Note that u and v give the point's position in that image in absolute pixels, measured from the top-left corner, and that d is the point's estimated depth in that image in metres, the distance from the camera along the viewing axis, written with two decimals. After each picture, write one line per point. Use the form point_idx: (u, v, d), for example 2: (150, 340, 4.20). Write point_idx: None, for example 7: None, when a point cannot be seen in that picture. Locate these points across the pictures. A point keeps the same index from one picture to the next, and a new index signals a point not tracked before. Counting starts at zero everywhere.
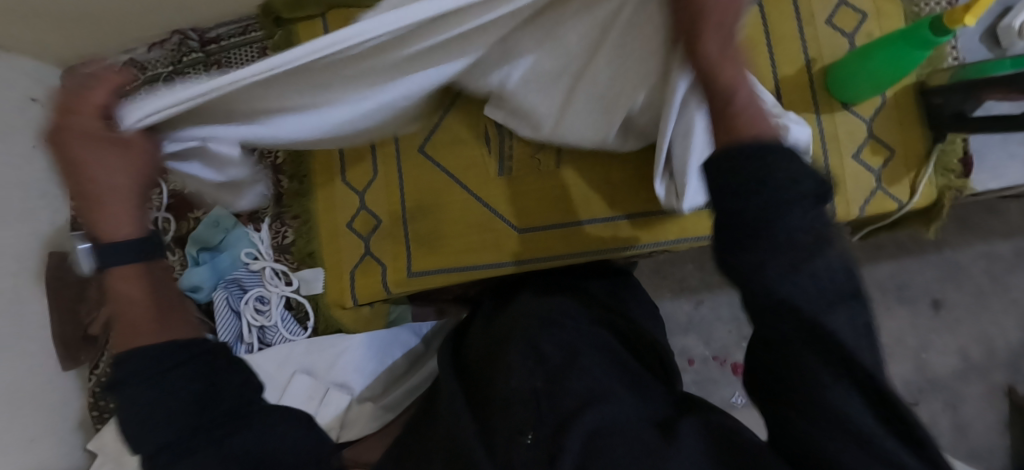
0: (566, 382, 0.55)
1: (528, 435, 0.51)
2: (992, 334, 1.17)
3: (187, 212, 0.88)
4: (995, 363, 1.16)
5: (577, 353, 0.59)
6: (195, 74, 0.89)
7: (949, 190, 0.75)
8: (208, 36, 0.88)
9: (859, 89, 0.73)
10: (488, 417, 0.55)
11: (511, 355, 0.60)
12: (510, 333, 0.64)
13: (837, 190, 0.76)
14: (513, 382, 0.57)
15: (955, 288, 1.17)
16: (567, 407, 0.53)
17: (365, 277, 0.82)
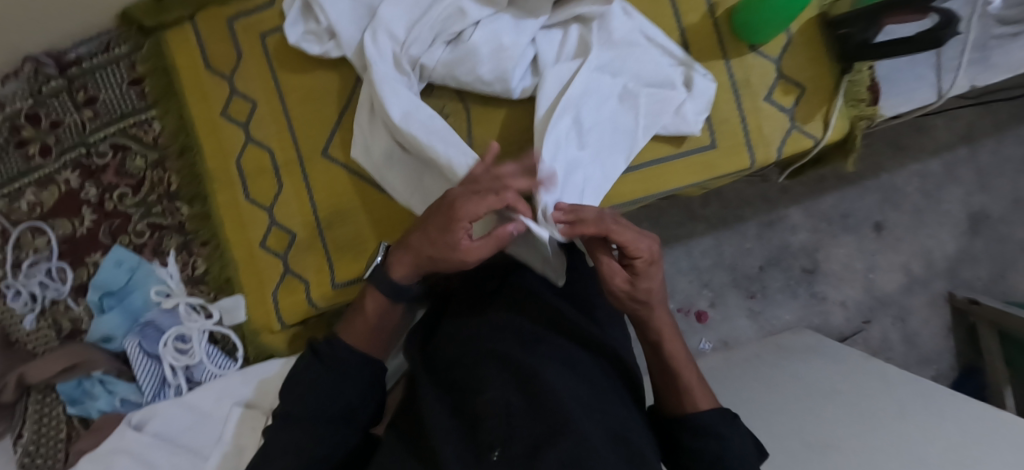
0: (551, 395, 0.52)
1: (495, 451, 0.49)
2: (930, 246, 1.32)
3: (85, 256, 0.81)
4: (934, 274, 1.31)
5: (560, 370, 0.57)
6: (60, 103, 0.80)
7: (861, 119, 0.75)
8: (67, 58, 0.79)
9: (767, 30, 0.71)
10: (464, 438, 0.52)
11: (487, 373, 0.56)
12: (485, 347, 0.60)
13: (754, 134, 0.75)
14: (487, 400, 0.53)
15: (893, 209, 1.31)
16: (545, 423, 0.50)
17: (289, 295, 0.78)
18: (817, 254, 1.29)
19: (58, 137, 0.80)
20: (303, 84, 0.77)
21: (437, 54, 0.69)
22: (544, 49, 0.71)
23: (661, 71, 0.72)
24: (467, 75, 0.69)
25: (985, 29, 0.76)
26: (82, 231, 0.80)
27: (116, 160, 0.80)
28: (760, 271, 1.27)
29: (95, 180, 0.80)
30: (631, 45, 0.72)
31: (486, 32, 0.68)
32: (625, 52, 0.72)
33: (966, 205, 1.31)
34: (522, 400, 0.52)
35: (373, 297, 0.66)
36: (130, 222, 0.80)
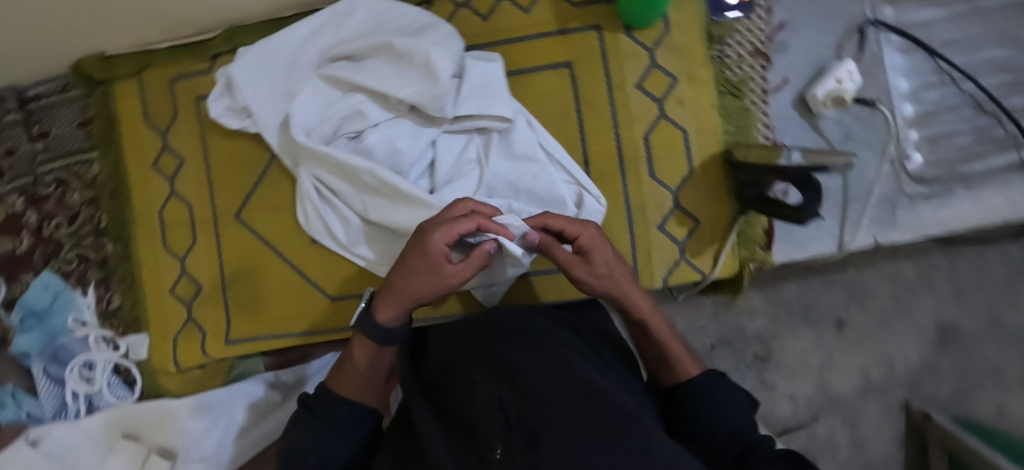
0: (537, 385, 0.49)
1: (498, 450, 0.45)
2: (893, 352, 1.28)
3: (20, 273, 0.87)
4: (893, 381, 1.28)
5: (546, 358, 0.54)
6: (16, 134, 0.87)
7: (750, 261, 0.75)
8: (27, 95, 0.86)
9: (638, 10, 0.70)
10: (459, 445, 0.49)
11: (477, 371, 0.53)
12: (474, 347, 0.57)
13: (642, 261, 0.75)
14: (479, 402, 0.50)
15: (858, 307, 1.27)
16: (535, 418, 0.46)
17: (187, 343, 0.83)
18: (771, 343, 1.27)
19: (10, 164, 0.87)
20: (228, 148, 0.82)
21: (339, 143, 0.73)
22: (444, 154, 0.74)
23: (554, 191, 0.73)
24: (359, 168, 0.70)
25: (898, 186, 0.74)
26: (20, 252, 0.87)
27: (57, 192, 0.86)
28: (709, 351, 1.26)
29: (37, 207, 0.87)
30: (530, 164, 0.74)
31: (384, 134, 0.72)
32: (521, 166, 0.74)
33: (937, 316, 1.28)
34: (513, 394, 0.49)
35: (360, 343, 0.63)
36: (62, 250, 0.86)
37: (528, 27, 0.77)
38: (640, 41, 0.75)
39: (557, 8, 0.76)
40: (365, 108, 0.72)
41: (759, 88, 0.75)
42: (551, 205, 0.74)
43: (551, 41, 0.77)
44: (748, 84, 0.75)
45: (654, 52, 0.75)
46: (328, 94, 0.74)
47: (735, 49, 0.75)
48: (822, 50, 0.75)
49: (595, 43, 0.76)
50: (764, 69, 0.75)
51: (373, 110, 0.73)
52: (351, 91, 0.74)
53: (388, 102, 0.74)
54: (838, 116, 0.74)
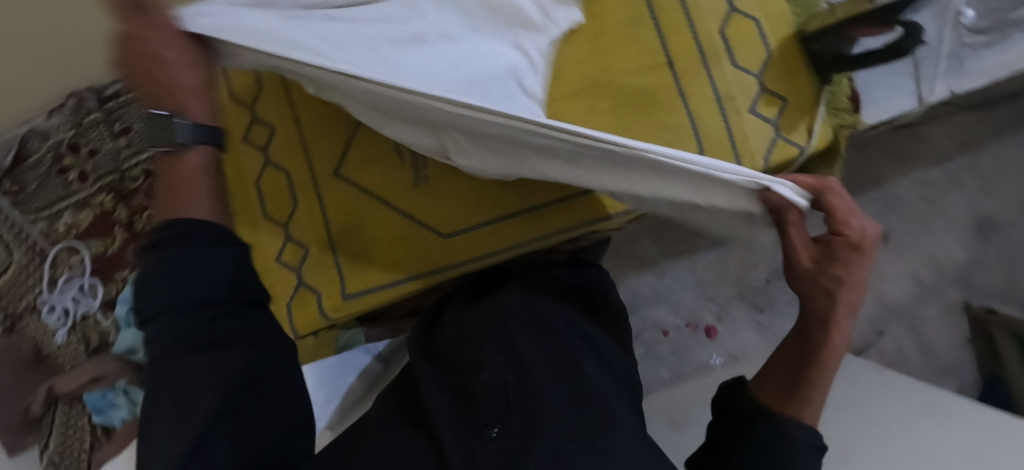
0: (535, 377, 0.58)
1: (494, 429, 0.54)
2: (939, 255, 1.23)
3: (114, 273, 0.87)
4: (945, 281, 1.22)
5: (550, 350, 0.63)
6: (98, 133, 0.87)
7: (842, 128, 0.79)
8: (106, 93, 0.86)
9: None
10: (463, 413, 0.58)
11: (485, 356, 0.62)
12: (486, 332, 0.66)
13: (741, 143, 0.79)
14: (484, 383, 0.59)
15: (898, 217, 1.24)
16: (531, 406, 0.55)
17: (303, 306, 0.83)
18: None
19: (95, 164, 0.87)
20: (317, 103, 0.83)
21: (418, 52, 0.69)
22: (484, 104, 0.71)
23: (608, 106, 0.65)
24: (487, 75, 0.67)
25: (958, 38, 0.79)
26: (113, 250, 0.86)
27: (145, 184, 0.87)
28: (766, 284, 1.16)
29: (126, 202, 0.87)
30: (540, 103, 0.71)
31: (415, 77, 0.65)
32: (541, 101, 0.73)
33: (972, 211, 1.23)
34: (516, 381, 0.58)
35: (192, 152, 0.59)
36: None
37: None
38: None
39: None
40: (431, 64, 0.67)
41: None
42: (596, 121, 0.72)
43: None
44: None
45: None
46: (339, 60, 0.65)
47: None
48: None
49: None
50: None
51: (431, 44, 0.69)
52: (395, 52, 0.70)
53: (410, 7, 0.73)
54: None
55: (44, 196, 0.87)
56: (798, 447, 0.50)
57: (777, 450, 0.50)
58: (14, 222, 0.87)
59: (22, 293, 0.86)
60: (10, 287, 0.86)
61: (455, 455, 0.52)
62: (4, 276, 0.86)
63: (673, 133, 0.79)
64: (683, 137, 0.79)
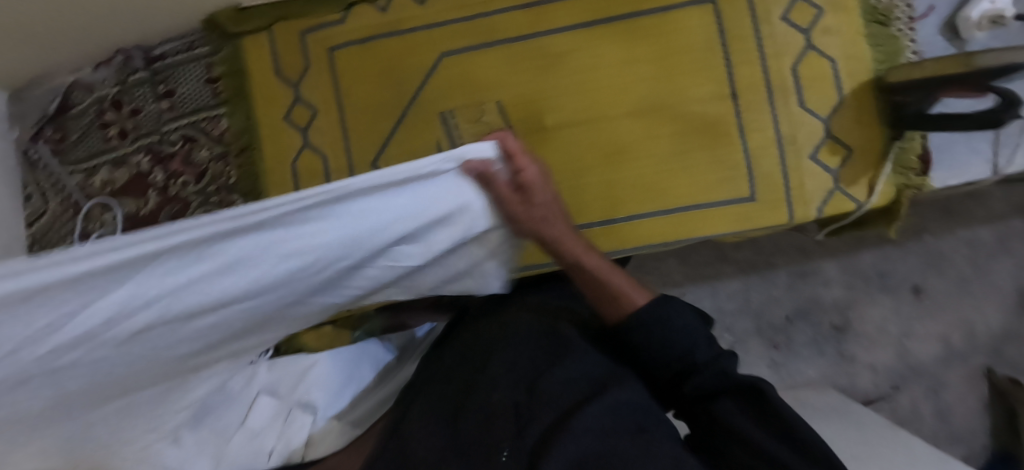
0: (547, 390, 0.50)
1: (503, 451, 0.47)
2: (973, 320, 1.06)
3: None
4: (975, 348, 1.05)
5: (564, 357, 0.54)
6: (142, 93, 0.86)
7: (907, 189, 0.74)
8: (153, 53, 0.86)
9: None
10: (469, 436, 0.51)
11: (488, 373, 0.55)
12: (495, 339, 0.60)
13: (796, 191, 0.75)
14: (493, 400, 0.52)
15: (937, 274, 1.06)
16: (544, 422, 0.48)
17: None
18: (850, 312, 1.08)
19: (136, 123, 0.87)
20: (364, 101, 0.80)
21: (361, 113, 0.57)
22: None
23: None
24: None
25: None
26: (145, 212, 0.86)
27: (183, 149, 0.86)
28: (786, 323, 1.08)
29: (163, 165, 0.86)
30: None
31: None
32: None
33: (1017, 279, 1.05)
34: (524, 395, 0.51)
35: None
36: (189, 209, 0.85)
37: None
38: None
39: None
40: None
41: (905, 16, 0.74)
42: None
43: None
44: (895, 10, 0.74)
45: None
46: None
47: None
48: None
49: None
50: None
51: None
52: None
53: None
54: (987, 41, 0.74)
55: (84, 148, 0.87)
56: (692, 322, 0.50)
57: (710, 368, 0.48)
58: (53, 172, 0.88)
59: (53, 243, 0.87)
60: (42, 234, 0.87)
61: None
62: (40, 222, 0.87)
63: (726, 169, 0.76)
64: (737, 175, 0.76)
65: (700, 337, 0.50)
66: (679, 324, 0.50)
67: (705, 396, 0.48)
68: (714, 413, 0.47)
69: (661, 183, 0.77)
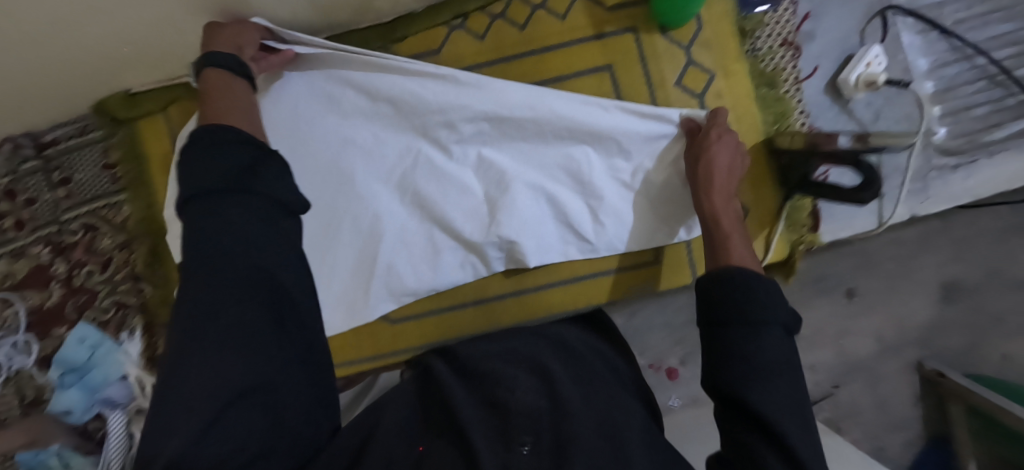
0: (567, 395, 0.57)
1: (525, 446, 0.53)
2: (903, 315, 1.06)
3: (52, 328, 0.84)
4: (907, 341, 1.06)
5: (582, 375, 0.62)
6: (34, 181, 0.83)
7: (801, 244, 0.78)
8: (44, 139, 0.82)
9: (681, 13, 0.74)
10: (490, 429, 0.55)
11: (519, 378, 0.60)
12: (515, 348, 0.66)
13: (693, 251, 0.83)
14: (520, 399, 0.57)
15: (865, 274, 1.06)
16: (575, 426, 0.53)
17: None
18: None
19: (31, 213, 0.83)
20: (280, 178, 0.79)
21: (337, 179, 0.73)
22: (472, 233, 0.75)
23: (616, 165, 0.74)
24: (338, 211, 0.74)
25: (926, 160, 0.78)
26: (50, 305, 0.84)
27: (85, 238, 0.83)
28: None
29: (64, 256, 0.84)
30: (521, 184, 0.74)
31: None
32: (586, 191, 0.75)
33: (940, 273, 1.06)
34: (549, 402, 0.57)
35: None
36: (97, 298, 0.83)
37: (562, 35, 0.78)
38: (675, 40, 0.78)
39: (592, 13, 0.78)
40: (416, 147, 0.73)
41: (792, 77, 0.78)
42: (627, 211, 0.76)
43: (588, 44, 0.78)
44: (782, 74, 0.78)
45: (689, 49, 0.78)
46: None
47: (765, 42, 0.78)
48: (846, 35, 0.78)
49: (632, 45, 0.78)
50: (794, 58, 0.78)
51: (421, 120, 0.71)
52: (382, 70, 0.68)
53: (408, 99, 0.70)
54: (867, 97, 0.78)
55: None
56: (778, 305, 0.54)
57: (766, 363, 0.51)
58: None
59: None
60: None
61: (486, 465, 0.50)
62: None
63: None
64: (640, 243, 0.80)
65: (783, 321, 0.53)
66: (784, 368, 0.51)
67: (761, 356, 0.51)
68: (752, 368, 0.51)
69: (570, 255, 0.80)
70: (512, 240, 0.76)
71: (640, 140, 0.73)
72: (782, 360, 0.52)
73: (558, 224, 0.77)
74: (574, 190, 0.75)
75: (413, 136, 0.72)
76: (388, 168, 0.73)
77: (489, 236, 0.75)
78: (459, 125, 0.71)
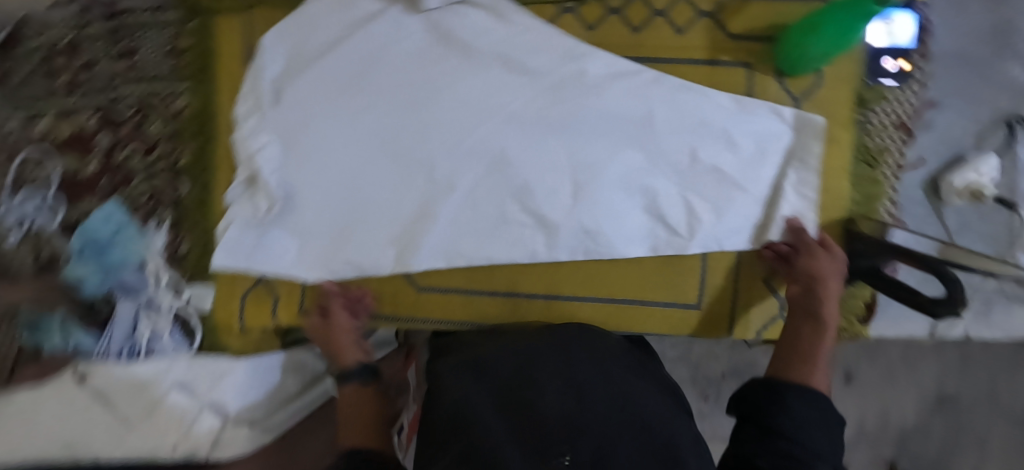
0: (594, 407, 0.58)
1: (566, 456, 0.53)
2: (891, 412, 1.06)
3: (81, 196, 0.82)
4: (886, 438, 1.06)
5: (610, 384, 0.63)
6: (97, 46, 0.81)
7: (845, 332, 0.75)
8: (118, 7, 0.81)
9: (810, 62, 0.70)
10: (524, 438, 0.56)
11: (547, 377, 0.63)
12: (538, 352, 0.68)
13: (740, 312, 0.78)
14: (547, 407, 0.58)
15: (869, 363, 1.07)
16: (605, 441, 0.55)
17: (257, 307, 0.80)
18: None
19: (88, 77, 0.81)
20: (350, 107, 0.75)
21: (336, 114, 0.74)
22: (548, 210, 0.74)
23: (720, 154, 0.72)
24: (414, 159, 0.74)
25: (999, 289, 0.75)
26: (85, 174, 0.82)
27: (135, 119, 0.81)
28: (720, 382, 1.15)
29: (111, 130, 0.81)
30: (614, 172, 0.74)
31: (353, 202, 0.76)
32: (687, 178, 0.73)
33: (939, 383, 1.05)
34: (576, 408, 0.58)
35: None
36: (132, 181, 0.81)
37: (674, 49, 0.73)
38: (788, 88, 0.73)
39: (712, 35, 0.73)
40: (513, 108, 0.73)
41: (894, 162, 0.73)
42: (736, 213, 0.73)
43: (697, 67, 0.73)
44: (886, 154, 0.73)
45: (799, 103, 0.73)
46: (301, 154, 0.74)
47: (880, 117, 0.73)
48: (964, 136, 0.74)
49: (742, 81, 0.73)
50: (904, 143, 0.73)
51: (532, 87, 0.73)
52: (512, 36, 0.73)
53: (516, 67, 0.73)
54: (961, 208, 0.74)
55: (28, 92, 0.81)
56: (814, 391, 0.61)
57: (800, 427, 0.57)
58: None
59: None
60: None
61: None
62: None
63: (679, 274, 0.77)
64: (687, 282, 0.77)
65: (812, 396, 0.60)
66: (823, 408, 0.60)
67: (797, 428, 0.57)
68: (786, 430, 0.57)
69: (609, 274, 0.77)
70: (586, 227, 0.74)
71: (753, 137, 0.72)
72: (815, 425, 0.57)
73: (643, 212, 0.74)
74: (671, 179, 0.73)
75: (512, 102, 0.73)
76: (474, 136, 0.74)
77: (561, 215, 0.74)
78: (566, 93, 0.73)
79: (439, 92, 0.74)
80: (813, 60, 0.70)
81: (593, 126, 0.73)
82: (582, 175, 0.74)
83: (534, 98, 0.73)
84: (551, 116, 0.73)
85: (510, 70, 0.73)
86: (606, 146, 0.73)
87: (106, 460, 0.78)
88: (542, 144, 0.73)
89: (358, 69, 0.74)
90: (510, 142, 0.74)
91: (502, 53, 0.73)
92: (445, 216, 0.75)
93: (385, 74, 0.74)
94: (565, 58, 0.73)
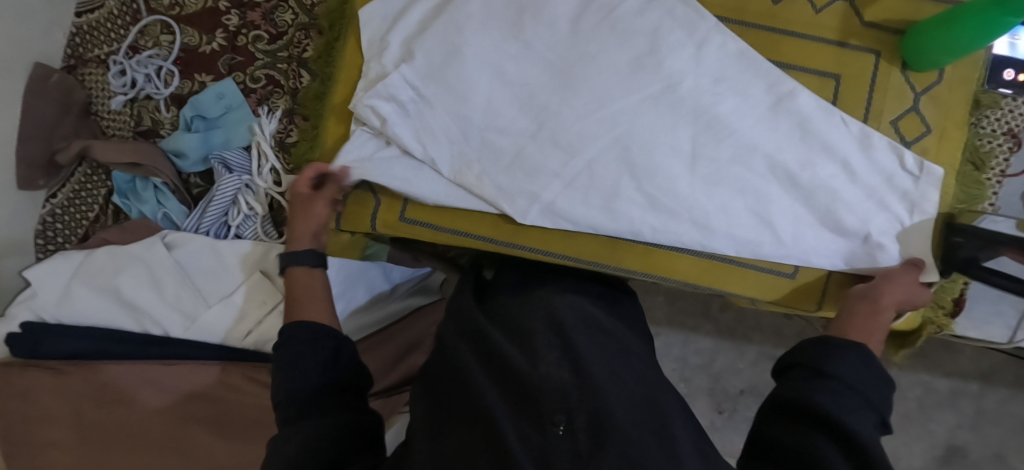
0: (596, 377, 0.56)
1: (561, 425, 0.51)
2: (899, 456, 1.12)
3: (196, 72, 0.84)
4: None
5: (609, 358, 0.61)
6: None
7: (932, 324, 0.78)
8: None
9: (926, 55, 0.72)
10: (519, 414, 0.54)
11: (543, 343, 0.62)
12: (537, 322, 0.66)
13: (830, 290, 0.79)
14: (543, 373, 0.57)
15: None
16: (599, 405, 0.53)
17: (358, 207, 0.78)
18: None
19: None
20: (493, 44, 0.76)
21: (480, 58, 0.76)
22: (667, 166, 0.76)
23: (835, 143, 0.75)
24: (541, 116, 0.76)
25: None
26: (205, 50, 0.84)
27: (269, 4, 0.83)
28: (738, 394, 1.16)
29: (242, 11, 0.84)
30: (722, 154, 0.76)
31: (471, 139, 0.76)
32: (804, 197, 0.76)
33: (949, 435, 1.10)
34: (574, 379, 0.56)
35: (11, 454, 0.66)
36: (251, 65, 0.83)
37: (811, 25, 0.76)
38: (911, 82, 0.76)
39: (848, 19, 0.76)
40: (648, 65, 0.75)
41: (1000, 168, 0.77)
42: (845, 213, 0.76)
43: (829, 48, 0.76)
44: (993, 159, 0.77)
45: (919, 97, 0.76)
46: (449, 79, 0.75)
47: (992, 123, 0.77)
48: None
49: (868, 66, 0.76)
50: (1011, 150, 0.77)
51: (672, 47, 0.75)
52: (669, 15, 0.75)
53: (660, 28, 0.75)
54: None
55: None
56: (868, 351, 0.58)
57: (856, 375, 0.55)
58: None
59: (95, 44, 0.85)
60: (88, 29, 0.85)
61: (522, 457, 0.49)
62: (89, 15, 0.85)
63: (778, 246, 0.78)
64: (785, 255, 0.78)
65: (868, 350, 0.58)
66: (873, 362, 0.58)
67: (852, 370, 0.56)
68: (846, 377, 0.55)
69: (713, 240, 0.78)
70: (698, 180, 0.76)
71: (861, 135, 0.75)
72: (865, 372, 0.56)
73: (750, 194, 0.76)
74: (787, 192, 0.76)
75: (646, 85, 0.75)
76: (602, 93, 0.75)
77: (665, 186, 0.76)
78: (708, 55, 0.75)
79: (580, 54, 0.76)
80: (937, 52, 0.71)
81: (732, 86, 0.75)
82: (705, 140, 0.76)
83: (666, 57, 0.75)
84: (686, 82, 0.75)
85: (656, 26, 0.75)
86: (732, 117, 0.75)
87: (175, 334, 0.76)
88: (670, 106, 0.75)
89: (515, 20, 0.76)
90: (634, 99, 0.75)
91: (649, 8, 0.75)
92: (556, 182, 0.76)
93: (537, 22, 0.76)
94: (705, 20, 0.75)
